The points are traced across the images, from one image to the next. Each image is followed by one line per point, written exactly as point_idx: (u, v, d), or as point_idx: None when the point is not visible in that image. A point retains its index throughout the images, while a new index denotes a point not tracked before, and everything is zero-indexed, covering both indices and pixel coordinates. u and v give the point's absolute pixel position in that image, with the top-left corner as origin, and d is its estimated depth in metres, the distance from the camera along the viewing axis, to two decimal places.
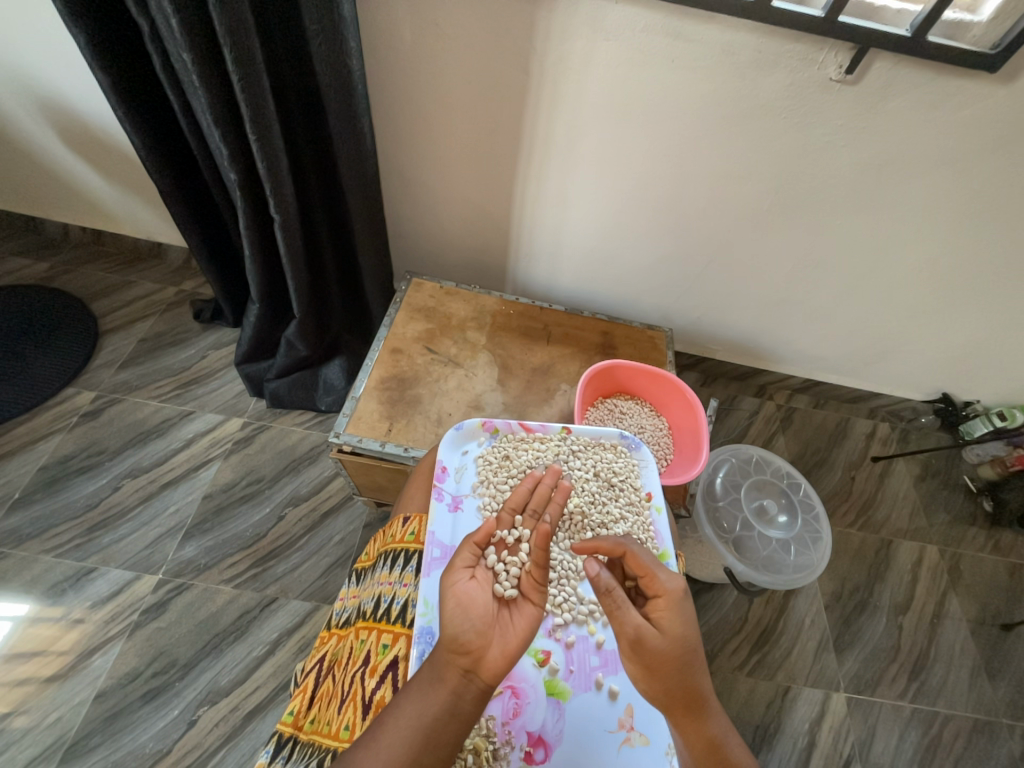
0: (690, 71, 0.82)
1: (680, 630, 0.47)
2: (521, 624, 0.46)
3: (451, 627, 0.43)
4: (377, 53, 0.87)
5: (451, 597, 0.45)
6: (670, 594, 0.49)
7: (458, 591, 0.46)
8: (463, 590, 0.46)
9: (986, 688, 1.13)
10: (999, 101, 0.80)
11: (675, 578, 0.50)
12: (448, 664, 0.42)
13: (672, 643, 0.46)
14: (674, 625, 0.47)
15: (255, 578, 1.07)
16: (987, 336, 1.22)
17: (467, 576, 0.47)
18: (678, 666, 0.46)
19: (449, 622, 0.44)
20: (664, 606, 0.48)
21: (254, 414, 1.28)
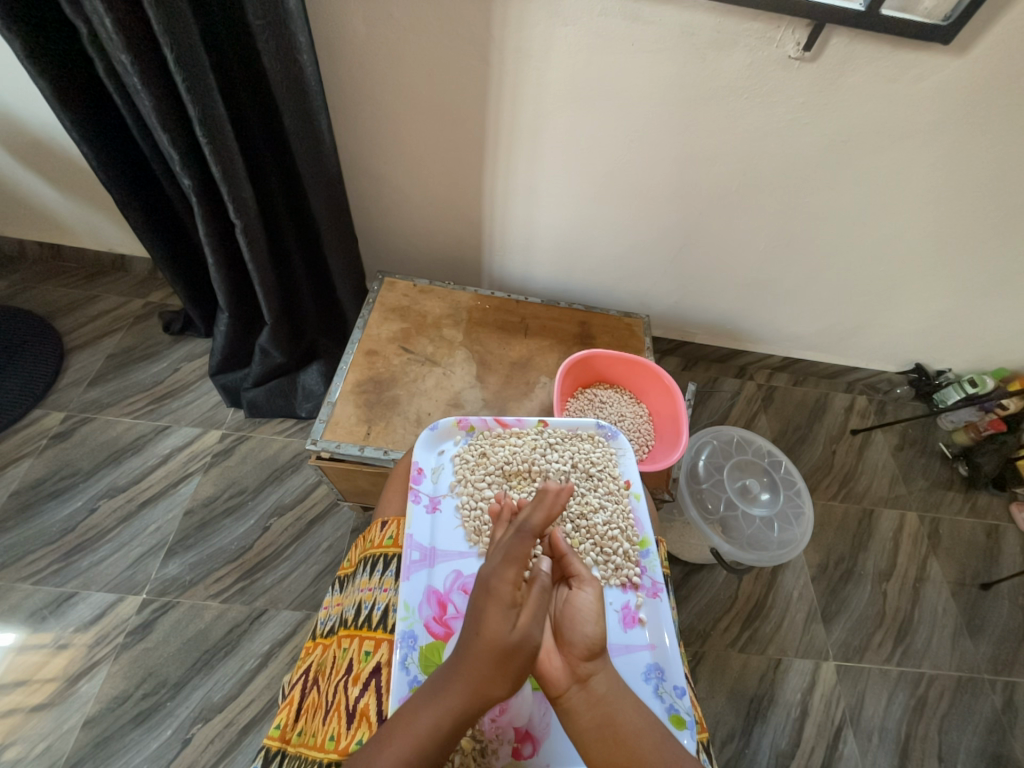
0: (650, 55, 0.82)
1: (593, 633, 0.45)
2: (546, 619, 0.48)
3: (503, 655, 0.40)
4: (331, 46, 0.85)
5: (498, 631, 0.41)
6: (593, 604, 0.47)
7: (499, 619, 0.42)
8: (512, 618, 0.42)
9: (968, 647, 1.17)
10: (954, 72, 0.80)
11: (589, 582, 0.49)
12: (470, 695, 0.40)
13: (579, 649, 0.44)
14: (591, 624, 0.46)
15: (242, 591, 1.05)
16: (956, 306, 1.25)
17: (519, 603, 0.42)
18: (586, 669, 0.44)
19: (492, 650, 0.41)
20: (580, 606, 0.47)
21: (232, 425, 1.25)
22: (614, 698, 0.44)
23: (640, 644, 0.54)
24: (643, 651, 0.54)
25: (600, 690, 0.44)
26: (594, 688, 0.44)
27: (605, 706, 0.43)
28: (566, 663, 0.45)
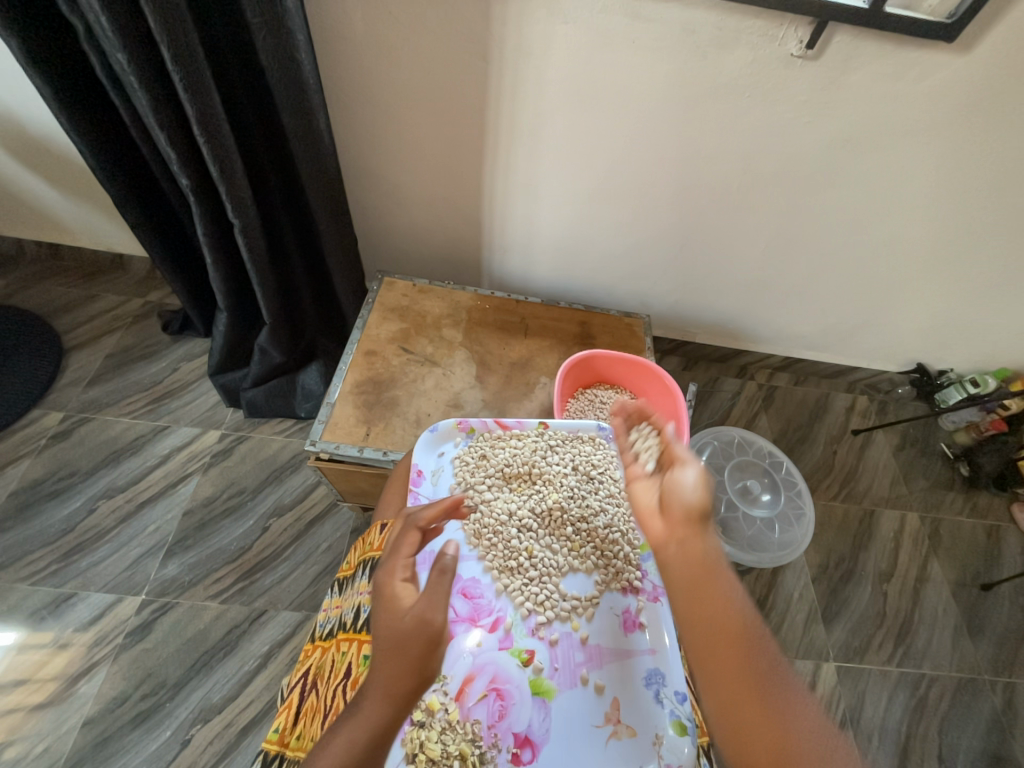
0: (651, 53, 0.81)
1: (693, 503, 0.49)
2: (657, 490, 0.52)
3: (401, 647, 0.41)
4: (329, 45, 0.84)
5: (393, 626, 0.42)
6: (692, 478, 0.51)
7: (390, 618, 0.43)
8: (404, 610, 0.43)
9: (969, 647, 1.16)
10: (958, 70, 0.80)
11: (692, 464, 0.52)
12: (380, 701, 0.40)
13: (682, 513, 0.49)
14: (688, 493, 0.50)
15: (241, 592, 1.05)
16: (958, 306, 1.25)
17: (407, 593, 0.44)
18: (686, 530, 0.48)
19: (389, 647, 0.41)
20: (683, 481, 0.50)
21: (231, 425, 1.25)
22: (713, 556, 0.47)
23: (641, 649, 0.53)
24: (645, 656, 0.53)
25: (701, 546, 0.47)
26: (697, 543, 0.47)
27: (704, 561, 0.47)
28: (669, 522, 0.49)
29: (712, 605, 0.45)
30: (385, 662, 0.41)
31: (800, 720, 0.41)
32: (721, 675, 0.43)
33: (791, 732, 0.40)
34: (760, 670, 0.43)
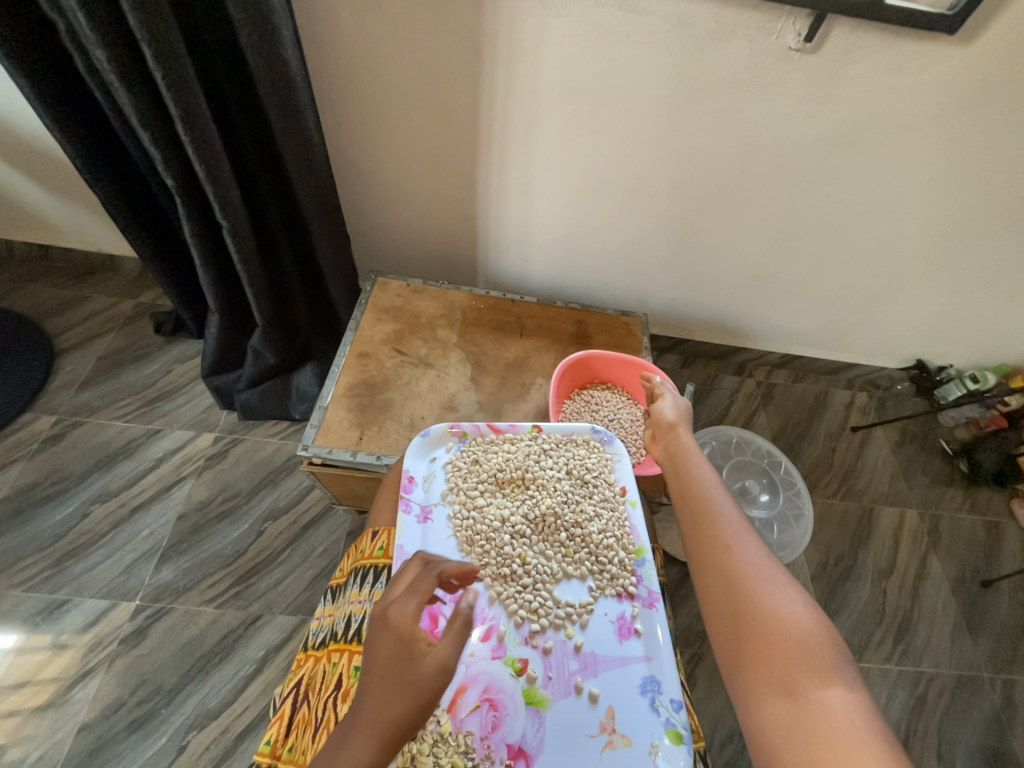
0: (647, 47, 0.80)
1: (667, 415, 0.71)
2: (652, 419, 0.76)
3: (408, 692, 0.38)
4: (319, 41, 0.83)
5: (399, 667, 0.39)
6: (668, 403, 0.73)
7: (394, 656, 0.39)
8: (411, 653, 0.39)
9: (968, 644, 1.16)
10: (960, 62, 0.78)
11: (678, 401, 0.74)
12: (378, 742, 0.38)
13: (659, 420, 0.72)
14: (663, 408, 0.73)
15: (236, 596, 1.04)
16: (958, 301, 1.23)
17: (414, 635, 0.40)
18: (666, 432, 0.70)
19: (394, 686, 0.39)
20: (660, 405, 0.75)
21: (225, 427, 1.24)
22: (686, 444, 0.66)
23: (636, 657, 0.52)
24: (639, 664, 0.52)
25: (680, 440, 0.68)
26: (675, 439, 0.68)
27: (680, 449, 0.66)
28: (657, 432, 0.72)
29: (684, 479, 0.63)
30: (387, 700, 0.38)
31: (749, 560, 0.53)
32: (687, 519, 0.59)
33: (734, 558, 0.53)
34: (720, 520, 0.56)
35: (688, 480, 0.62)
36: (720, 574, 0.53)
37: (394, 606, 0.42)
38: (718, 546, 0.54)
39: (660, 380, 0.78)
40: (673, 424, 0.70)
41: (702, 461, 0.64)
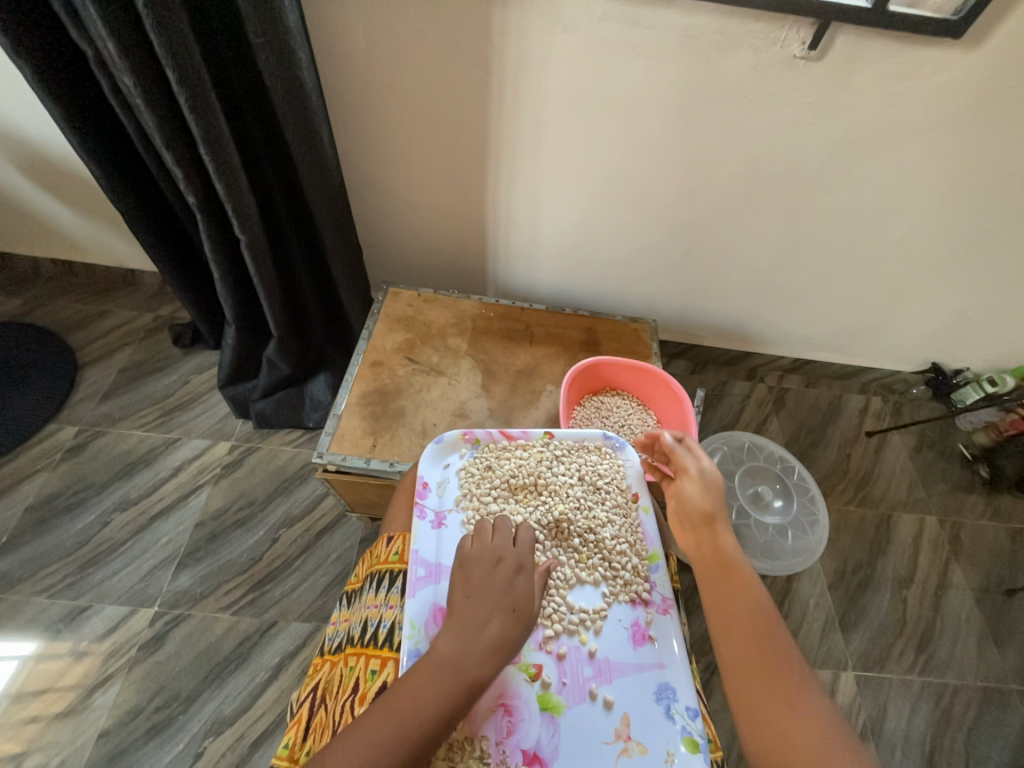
0: (652, 60, 0.81)
1: (700, 506, 0.59)
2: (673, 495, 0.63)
3: (508, 605, 0.48)
4: (333, 62, 0.86)
5: (497, 587, 0.49)
6: (693, 484, 0.61)
7: (492, 579, 0.50)
8: (508, 574, 0.50)
9: (994, 657, 1.13)
10: (967, 66, 0.78)
11: (707, 476, 0.61)
12: (484, 648, 0.46)
13: (690, 509, 0.60)
14: (696, 496, 0.60)
15: (252, 603, 1.05)
16: (974, 304, 1.22)
17: (507, 560, 0.51)
18: (701, 530, 0.58)
19: (495, 602, 0.48)
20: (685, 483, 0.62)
21: (241, 436, 1.26)
22: (732, 556, 0.55)
23: (650, 663, 0.52)
24: (654, 671, 0.52)
25: (721, 546, 0.56)
26: (715, 543, 0.57)
27: (724, 560, 0.55)
28: (688, 524, 0.60)
29: (733, 604, 0.52)
30: (490, 615, 0.48)
31: (816, 729, 0.43)
32: (737, 665, 0.48)
33: (801, 735, 0.43)
34: (784, 677, 0.47)
35: (739, 612, 0.51)
36: (783, 749, 0.43)
37: (483, 546, 0.52)
38: (780, 716, 0.44)
39: (684, 451, 0.63)
40: (708, 518, 0.58)
41: (754, 581, 0.53)
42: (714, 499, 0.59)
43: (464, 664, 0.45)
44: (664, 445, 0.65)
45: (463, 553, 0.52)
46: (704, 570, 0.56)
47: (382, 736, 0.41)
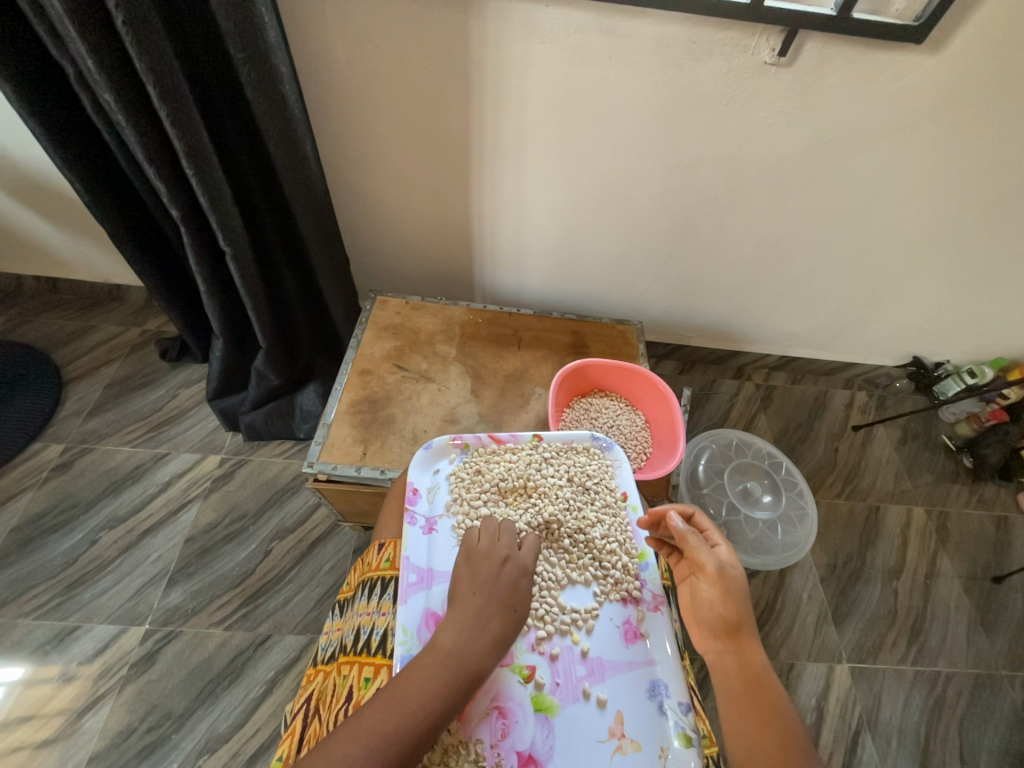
0: (628, 67, 0.83)
1: (721, 615, 0.52)
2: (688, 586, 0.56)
3: (511, 606, 0.49)
4: (314, 75, 0.86)
5: (502, 586, 0.49)
6: (710, 587, 0.53)
7: (498, 578, 0.50)
8: (513, 575, 0.51)
9: (983, 643, 1.15)
10: (931, 69, 0.81)
11: (725, 573, 0.53)
12: (486, 644, 0.46)
13: (710, 616, 0.53)
14: (715, 599, 0.53)
15: (245, 617, 1.04)
16: (950, 298, 1.25)
17: (513, 560, 0.51)
18: (723, 640, 0.52)
19: (499, 601, 0.49)
20: (701, 582, 0.54)
21: (231, 449, 1.25)
22: (763, 676, 0.50)
23: (642, 660, 0.53)
24: (646, 668, 0.52)
25: (746, 662, 0.51)
26: (739, 657, 0.51)
27: (753, 680, 0.49)
28: (706, 628, 0.53)
29: (766, 731, 0.46)
30: (494, 613, 0.48)
31: None
32: None
33: None
34: None
35: (771, 750, 0.45)
36: None
37: (490, 544, 0.53)
38: None
39: (698, 544, 0.54)
40: (731, 628, 0.52)
41: (783, 704, 0.48)
42: (736, 601, 0.53)
43: (466, 658, 0.45)
44: (674, 531, 0.57)
45: (471, 548, 0.53)
46: (728, 684, 0.50)
47: (384, 720, 0.41)
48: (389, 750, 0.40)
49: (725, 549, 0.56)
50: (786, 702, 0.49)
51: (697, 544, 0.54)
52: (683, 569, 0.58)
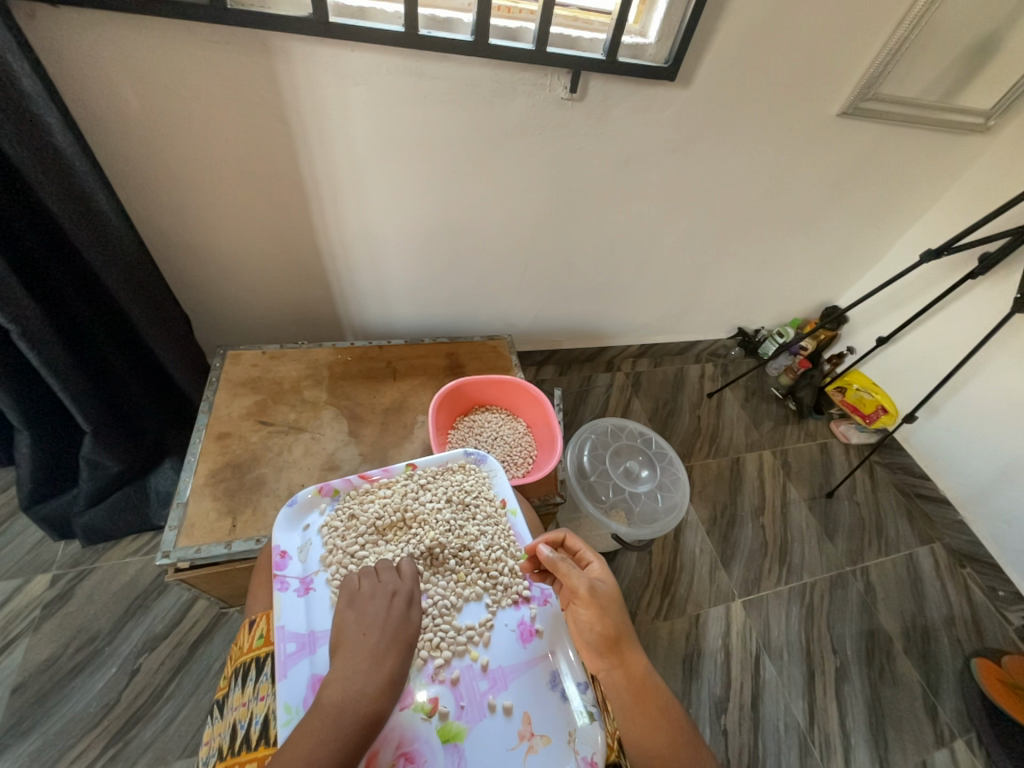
0: (444, 103, 0.89)
1: (600, 635, 0.51)
2: (569, 612, 0.55)
3: (404, 638, 0.50)
4: (102, 124, 0.78)
5: (393, 621, 0.50)
6: (585, 608, 0.53)
7: (388, 614, 0.51)
8: (402, 607, 0.52)
9: (831, 549, 1.40)
10: (688, 100, 1.00)
11: (599, 590, 0.53)
12: (383, 683, 0.46)
13: (592, 639, 0.52)
14: (594, 620, 0.52)
15: (115, 759, 0.86)
16: (750, 276, 1.53)
17: (400, 592, 0.53)
18: (609, 657, 0.51)
19: (391, 636, 0.49)
20: (578, 605, 0.54)
21: (66, 561, 1.04)
22: (648, 683, 0.51)
23: (539, 655, 0.55)
24: (544, 661, 0.54)
25: (632, 671, 0.51)
26: (626, 669, 0.51)
27: (640, 689, 0.50)
28: (592, 649, 0.52)
29: (659, 738, 0.48)
30: (388, 647, 0.49)
31: None
32: None
33: None
34: None
35: (666, 753, 0.47)
36: None
37: (373, 584, 0.53)
38: None
39: (569, 569, 0.54)
40: (614, 645, 0.51)
41: (668, 701, 0.51)
42: (614, 617, 0.52)
43: (362, 702, 0.44)
44: (545, 561, 0.56)
45: (355, 590, 0.53)
46: (621, 702, 0.51)
47: None
48: None
49: (597, 566, 0.56)
50: (669, 696, 0.52)
51: (564, 567, 0.55)
52: (564, 596, 0.57)
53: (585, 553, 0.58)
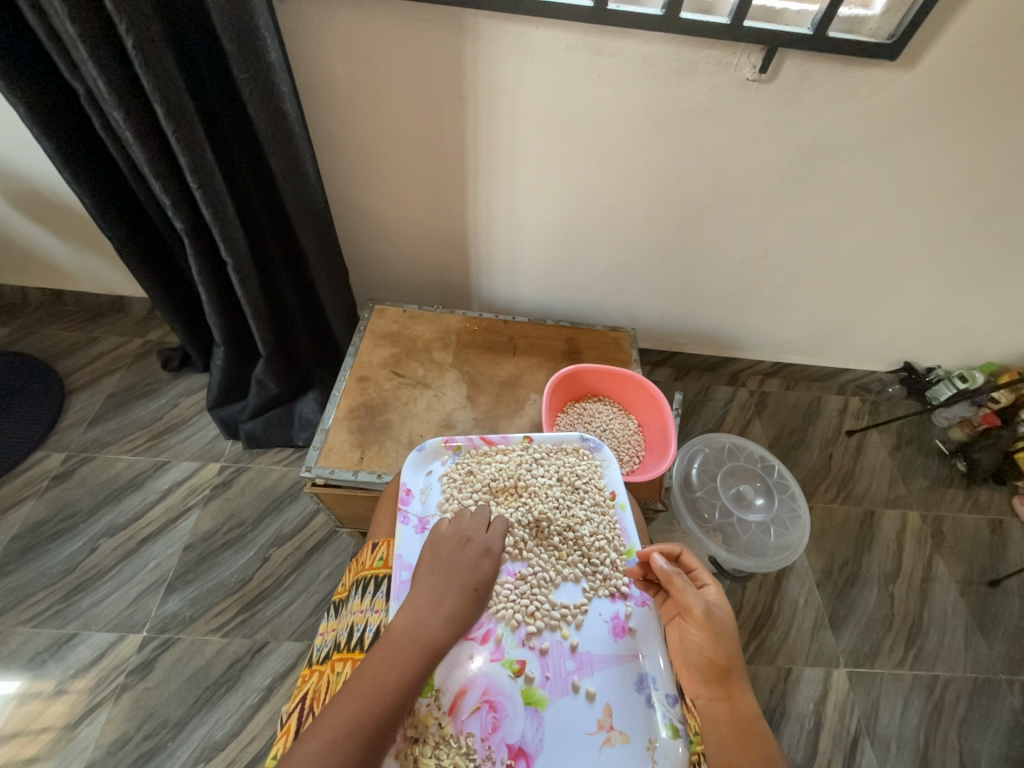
0: (616, 84, 0.86)
1: (708, 661, 0.50)
2: (675, 627, 0.54)
3: (471, 585, 0.54)
4: (317, 95, 0.90)
5: (464, 567, 0.55)
6: (696, 629, 0.51)
7: (458, 558, 0.56)
8: (474, 555, 0.57)
9: (982, 647, 1.14)
10: (905, 85, 0.85)
11: (714, 615, 0.51)
12: (443, 620, 0.51)
13: (698, 661, 0.51)
14: (704, 644, 0.51)
15: (243, 624, 1.05)
16: (937, 303, 1.27)
17: (475, 542, 0.57)
18: (714, 686, 0.50)
19: (459, 580, 0.54)
20: (688, 623, 0.52)
21: (231, 457, 1.27)
22: (754, 728, 0.48)
23: (628, 654, 0.54)
24: (634, 661, 0.54)
25: (738, 709, 0.49)
26: (731, 704, 0.49)
27: (744, 731, 0.48)
28: (696, 673, 0.51)
29: None
30: (453, 590, 0.53)
31: None
32: None
33: None
34: None
35: None
36: None
37: (455, 528, 0.59)
38: None
39: (684, 586, 0.52)
40: (721, 675, 0.50)
41: (776, 758, 0.47)
42: (726, 647, 0.50)
43: (424, 633, 0.50)
44: (658, 572, 0.54)
45: (436, 532, 0.58)
46: (719, 737, 0.48)
47: (339, 708, 0.44)
48: (355, 735, 0.42)
49: (713, 590, 0.55)
50: (778, 755, 0.48)
51: (678, 583, 0.53)
52: (671, 610, 0.56)
53: (701, 574, 0.57)
